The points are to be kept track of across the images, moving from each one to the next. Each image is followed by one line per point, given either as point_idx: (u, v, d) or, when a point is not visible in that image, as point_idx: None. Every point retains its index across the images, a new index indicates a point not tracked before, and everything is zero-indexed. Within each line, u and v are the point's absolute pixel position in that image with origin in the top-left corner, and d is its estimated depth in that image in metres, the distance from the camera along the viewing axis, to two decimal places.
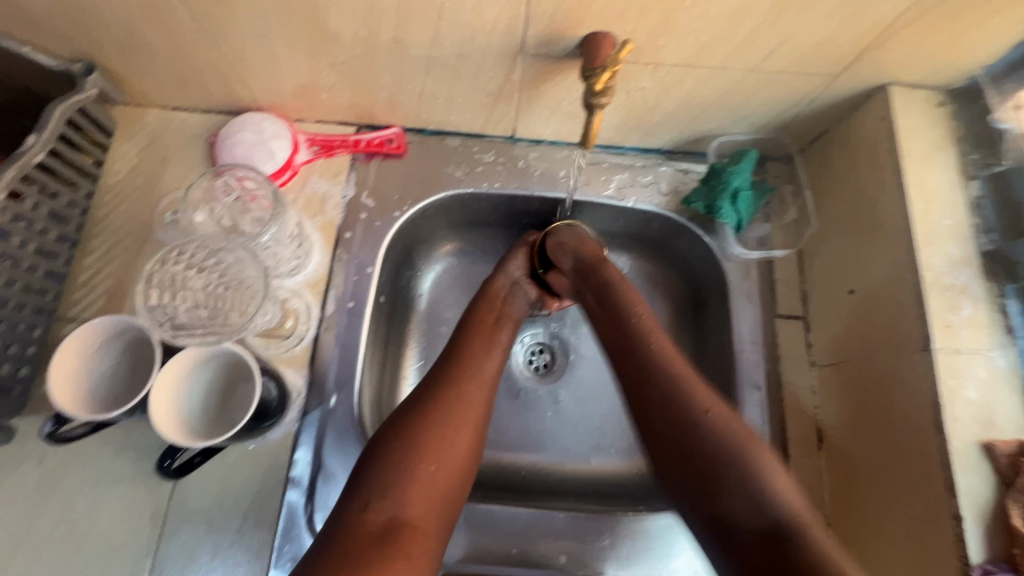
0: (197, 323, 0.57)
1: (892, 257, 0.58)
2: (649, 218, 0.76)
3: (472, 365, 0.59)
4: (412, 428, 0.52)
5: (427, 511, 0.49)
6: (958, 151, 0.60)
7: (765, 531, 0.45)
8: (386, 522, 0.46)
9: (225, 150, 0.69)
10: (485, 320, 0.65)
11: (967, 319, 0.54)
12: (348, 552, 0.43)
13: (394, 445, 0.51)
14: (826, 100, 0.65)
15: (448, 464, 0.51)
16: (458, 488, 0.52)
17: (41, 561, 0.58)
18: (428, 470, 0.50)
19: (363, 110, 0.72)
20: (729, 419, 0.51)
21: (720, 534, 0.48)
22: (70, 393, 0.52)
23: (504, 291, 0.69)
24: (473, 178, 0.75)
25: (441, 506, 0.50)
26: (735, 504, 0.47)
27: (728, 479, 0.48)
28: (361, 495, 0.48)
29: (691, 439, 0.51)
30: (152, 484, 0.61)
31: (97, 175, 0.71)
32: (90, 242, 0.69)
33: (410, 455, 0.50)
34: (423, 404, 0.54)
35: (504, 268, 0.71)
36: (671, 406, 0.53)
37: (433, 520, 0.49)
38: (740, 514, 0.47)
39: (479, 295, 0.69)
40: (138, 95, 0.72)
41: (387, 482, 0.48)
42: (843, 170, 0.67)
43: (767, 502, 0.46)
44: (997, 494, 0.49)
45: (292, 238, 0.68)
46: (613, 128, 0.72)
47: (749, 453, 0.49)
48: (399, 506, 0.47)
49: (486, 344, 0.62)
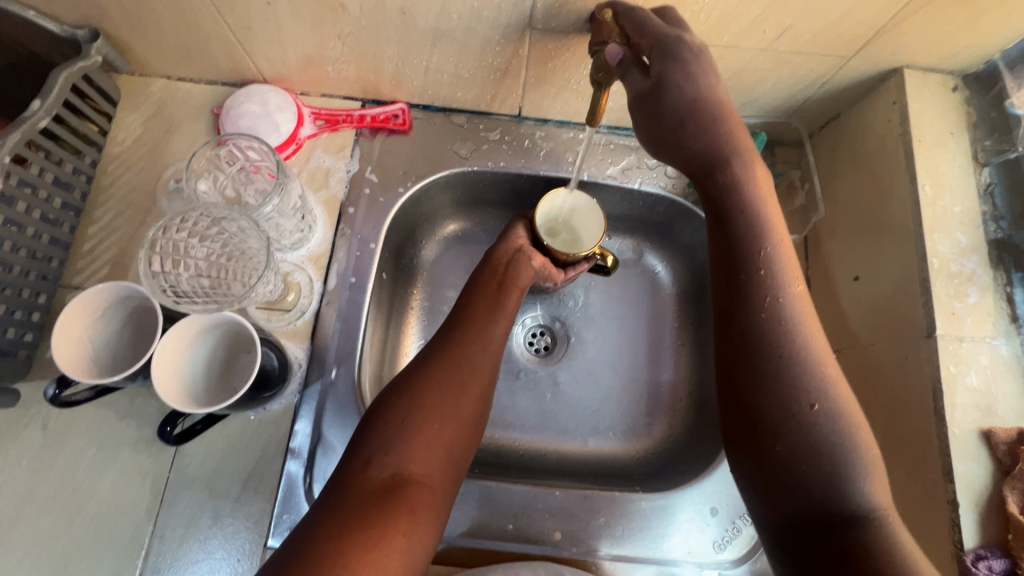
0: (199, 292, 0.58)
1: (900, 243, 0.58)
2: (654, 201, 0.77)
3: (476, 329, 0.59)
4: (416, 389, 0.52)
5: (432, 468, 0.49)
6: (971, 137, 0.59)
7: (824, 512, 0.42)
8: (389, 479, 0.46)
9: (229, 121, 0.68)
10: (488, 286, 0.64)
11: (973, 307, 0.53)
12: (352, 508, 0.44)
13: (397, 405, 0.51)
14: (839, 82, 0.64)
15: (455, 423, 0.52)
16: (466, 448, 0.52)
17: (44, 523, 0.59)
18: (433, 429, 0.50)
19: (369, 85, 0.71)
20: (843, 400, 0.45)
21: (776, 505, 0.44)
22: (83, 362, 0.53)
23: (506, 259, 0.67)
24: (477, 156, 0.75)
25: (447, 464, 0.50)
26: (798, 438, 0.44)
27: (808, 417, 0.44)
28: (363, 454, 0.48)
29: (783, 370, 0.46)
30: (154, 452, 0.62)
31: (101, 144, 0.71)
32: (94, 211, 0.69)
33: (413, 415, 0.50)
34: (428, 365, 0.55)
35: (507, 239, 0.69)
36: (790, 377, 0.45)
37: (439, 477, 0.49)
38: (805, 488, 0.43)
39: (482, 264, 0.67)
40: (144, 64, 0.71)
41: (390, 439, 0.49)
42: (852, 155, 0.66)
43: (850, 492, 0.42)
44: (994, 481, 0.49)
45: (296, 211, 0.67)
46: (621, 108, 0.71)
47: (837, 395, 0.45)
48: (404, 464, 0.48)
49: (491, 309, 0.62)
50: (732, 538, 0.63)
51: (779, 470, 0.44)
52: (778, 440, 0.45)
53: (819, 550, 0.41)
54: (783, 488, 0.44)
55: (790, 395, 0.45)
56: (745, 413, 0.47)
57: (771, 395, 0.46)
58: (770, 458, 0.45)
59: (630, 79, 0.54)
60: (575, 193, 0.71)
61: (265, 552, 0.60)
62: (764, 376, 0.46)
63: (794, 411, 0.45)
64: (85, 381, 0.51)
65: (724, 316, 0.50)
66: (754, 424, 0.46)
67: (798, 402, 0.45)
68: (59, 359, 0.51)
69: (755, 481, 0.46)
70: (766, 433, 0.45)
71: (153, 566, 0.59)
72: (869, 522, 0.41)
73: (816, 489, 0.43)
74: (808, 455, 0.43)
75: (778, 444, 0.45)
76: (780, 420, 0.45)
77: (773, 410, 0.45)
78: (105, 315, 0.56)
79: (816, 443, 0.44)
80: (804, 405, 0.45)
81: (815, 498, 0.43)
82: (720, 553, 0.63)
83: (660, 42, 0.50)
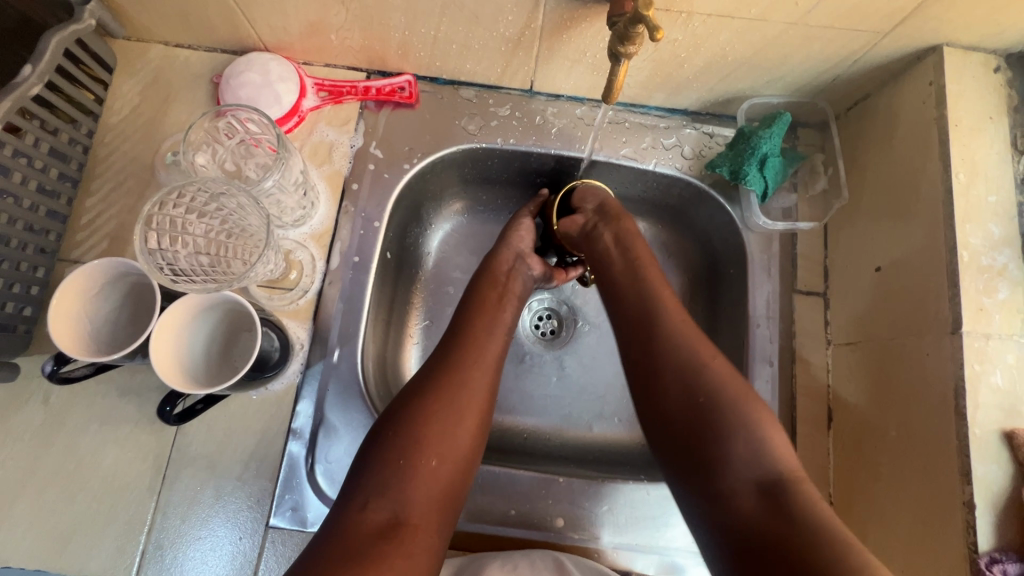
0: (198, 270, 0.56)
1: (927, 236, 0.55)
2: (669, 183, 0.73)
3: (475, 356, 0.58)
4: (411, 424, 0.51)
5: (428, 507, 0.49)
6: (1012, 122, 0.56)
7: (761, 481, 0.46)
8: (388, 521, 0.46)
9: (229, 91, 0.66)
10: (489, 297, 0.64)
11: (1002, 303, 0.50)
12: (349, 552, 0.44)
13: (393, 440, 0.50)
14: (872, 61, 0.60)
15: (451, 458, 0.51)
16: (460, 482, 0.52)
17: (47, 498, 0.59)
18: (430, 466, 0.50)
19: (374, 54, 0.68)
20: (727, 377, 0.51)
21: (725, 489, 0.47)
22: (84, 339, 0.53)
23: (506, 267, 0.67)
24: (486, 133, 0.72)
25: (443, 503, 0.50)
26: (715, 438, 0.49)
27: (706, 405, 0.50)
28: (359, 494, 0.48)
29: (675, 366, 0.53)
30: (155, 429, 0.61)
31: (98, 113, 0.68)
32: (92, 183, 0.67)
33: (410, 453, 0.50)
34: (424, 396, 0.53)
35: (508, 241, 0.69)
36: (692, 365, 0.52)
37: (433, 516, 0.48)
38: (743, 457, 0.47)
39: (481, 272, 0.67)
40: (140, 29, 0.68)
41: (387, 479, 0.48)
42: (880, 140, 0.63)
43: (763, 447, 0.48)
44: (1014, 483, 0.47)
45: (297, 186, 0.65)
46: (638, 84, 0.67)
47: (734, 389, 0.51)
48: (399, 506, 0.47)
49: (489, 326, 0.61)
50: None
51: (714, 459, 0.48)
52: (702, 424, 0.50)
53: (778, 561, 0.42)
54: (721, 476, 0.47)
55: (691, 384, 0.51)
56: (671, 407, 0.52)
57: (678, 390, 0.52)
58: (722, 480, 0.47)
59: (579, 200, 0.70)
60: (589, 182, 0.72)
61: (267, 531, 0.60)
62: (678, 367, 0.53)
63: (704, 395, 0.50)
64: (76, 355, 0.50)
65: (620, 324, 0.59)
66: (679, 411, 0.51)
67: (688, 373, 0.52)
68: (60, 341, 0.50)
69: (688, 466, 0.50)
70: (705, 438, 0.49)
71: (156, 542, 0.59)
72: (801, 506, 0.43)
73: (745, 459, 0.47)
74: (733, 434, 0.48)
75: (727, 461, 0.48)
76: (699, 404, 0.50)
77: (692, 393, 0.51)
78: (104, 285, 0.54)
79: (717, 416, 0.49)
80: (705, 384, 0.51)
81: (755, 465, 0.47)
82: None
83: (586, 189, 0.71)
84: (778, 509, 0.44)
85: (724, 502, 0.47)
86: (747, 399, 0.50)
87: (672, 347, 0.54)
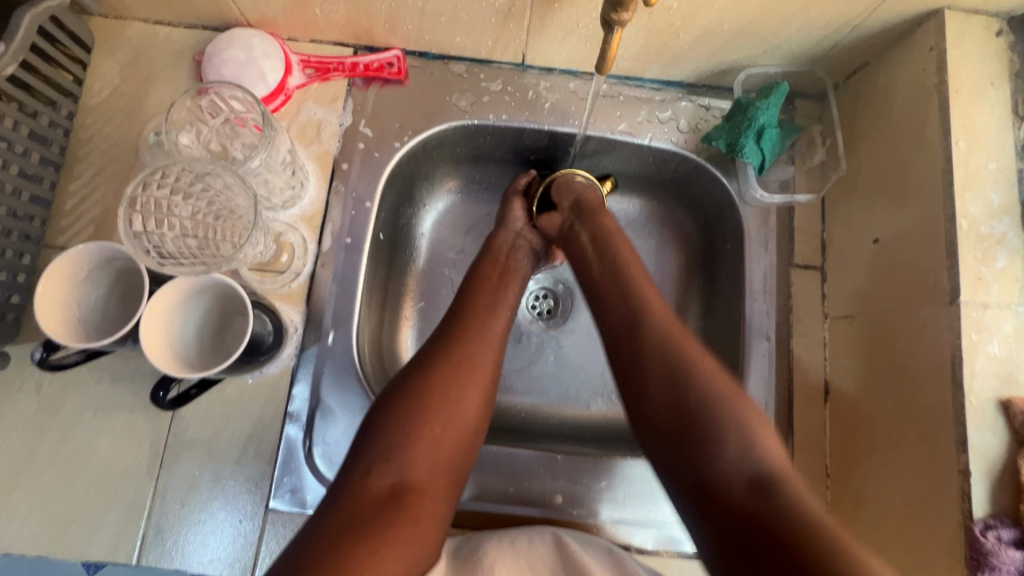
0: (186, 254, 0.55)
1: (926, 205, 0.54)
2: (665, 158, 0.72)
3: (478, 326, 0.58)
4: (416, 391, 0.52)
5: (433, 473, 0.49)
6: (1013, 87, 0.54)
7: (751, 479, 0.44)
8: (392, 485, 0.47)
9: (212, 69, 0.64)
10: (490, 276, 0.63)
11: (1000, 272, 0.50)
12: (355, 516, 0.44)
13: (398, 408, 0.51)
14: (872, 26, 0.58)
15: (456, 425, 0.51)
16: (466, 449, 0.52)
17: (44, 484, 0.59)
18: (435, 432, 0.50)
19: (360, 28, 0.66)
20: (720, 385, 0.49)
21: (705, 480, 0.46)
22: (70, 315, 0.52)
23: (508, 246, 0.66)
24: (478, 109, 0.70)
25: (447, 469, 0.50)
26: (722, 454, 0.46)
27: (682, 406, 0.49)
28: (363, 460, 0.48)
29: (647, 359, 0.52)
30: (151, 415, 0.61)
31: (78, 95, 0.66)
32: (75, 167, 0.66)
33: (414, 419, 0.50)
34: (429, 364, 0.54)
35: (507, 222, 0.68)
36: (677, 363, 0.50)
37: (438, 482, 0.49)
38: (727, 471, 0.45)
39: (483, 251, 0.66)
40: (117, 5, 0.66)
41: (391, 445, 0.49)
42: (879, 109, 0.62)
43: (740, 461, 0.45)
44: (1009, 451, 0.47)
45: (285, 165, 0.63)
46: (632, 56, 0.66)
47: (726, 409, 0.48)
48: (404, 471, 0.48)
49: (492, 301, 0.61)
50: None
51: (688, 455, 0.47)
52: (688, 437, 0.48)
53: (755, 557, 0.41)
54: (696, 462, 0.47)
55: (686, 388, 0.49)
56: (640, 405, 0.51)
57: (660, 386, 0.50)
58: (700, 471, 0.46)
59: (562, 196, 0.67)
60: (583, 176, 0.69)
61: (267, 514, 0.60)
62: (660, 369, 0.51)
63: (678, 398, 0.49)
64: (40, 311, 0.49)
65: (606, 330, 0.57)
66: (664, 429, 0.49)
67: (663, 370, 0.51)
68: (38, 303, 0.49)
69: (670, 462, 0.49)
70: (686, 446, 0.48)
71: (156, 526, 0.59)
72: (776, 481, 0.44)
73: (731, 471, 0.45)
74: (723, 454, 0.46)
75: (704, 464, 0.46)
76: (676, 406, 0.49)
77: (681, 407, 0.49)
78: (97, 265, 0.53)
79: (690, 409, 0.48)
80: (682, 381, 0.49)
81: (740, 472, 0.45)
82: None
83: (559, 181, 0.68)
84: (748, 512, 0.43)
85: (711, 501, 0.45)
86: (739, 404, 0.48)
87: (642, 330, 0.53)
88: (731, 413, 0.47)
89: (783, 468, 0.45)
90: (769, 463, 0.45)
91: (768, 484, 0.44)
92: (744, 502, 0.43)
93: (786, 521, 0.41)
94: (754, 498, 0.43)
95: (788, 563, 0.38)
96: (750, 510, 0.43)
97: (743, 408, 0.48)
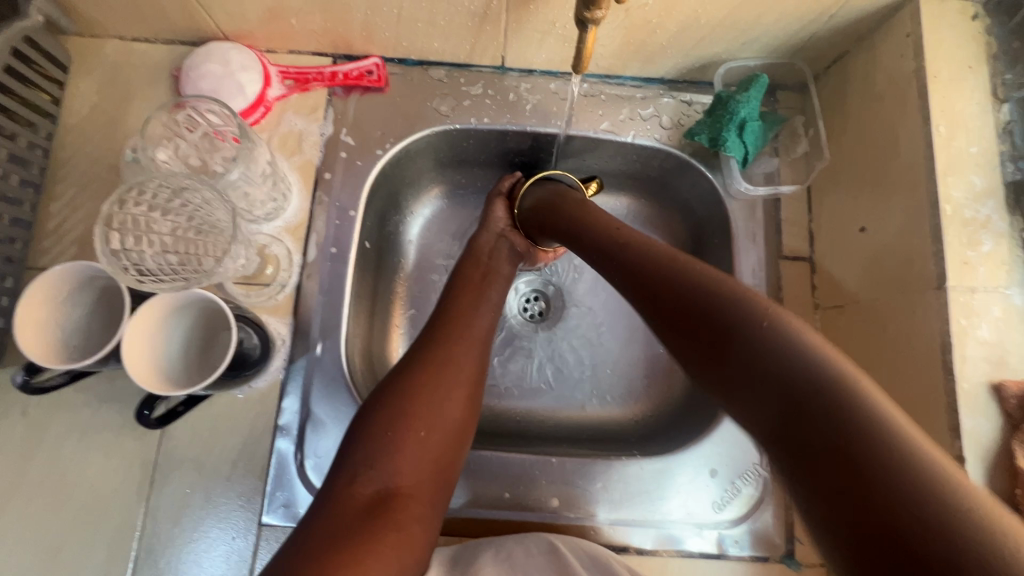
0: (166, 270, 0.54)
1: (910, 192, 0.54)
2: (650, 154, 0.71)
3: (462, 327, 0.58)
4: (400, 395, 0.51)
5: (420, 477, 0.49)
6: (991, 70, 0.54)
7: (793, 406, 0.34)
8: (377, 493, 0.46)
9: (189, 84, 0.63)
10: (472, 277, 0.63)
11: (986, 256, 0.50)
12: (339, 525, 0.43)
13: (381, 414, 0.50)
14: (848, 15, 0.58)
15: (441, 427, 0.51)
16: (453, 451, 0.52)
17: (34, 509, 0.58)
18: (419, 436, 0.50)
19: (338, 38, 0.66)
20: (742, 294, 0.41)
21: (759, 415, 0.36)
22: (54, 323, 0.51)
23: (489, 248, 0.66)
24: (459, 113, 0.70)
25: (435, 471, 0.50)
26: (758, 370, 0.37)
27: (707, 316, 0.41)
28: (348, 468, 0.48)
29: (668, 288, 0.45)
30: (139, 435, 0.60)
31: (56, 115, 0.66)
32: (55, 188, 0.65)
33: (398, 424, 0.49)
34: (411, 368, 0.53)
35: (487, 224, 0.68)
36: (682, 285, 0.44)
37: (427, 487, 0.49)
38: (773, 395, 0.35)
39: (465, 254, 0.66)
40: (93, 24, 0.66)
41: (375, 452, 0.48)
42: (859, 97, 0.62)
43: (796, 361, 0.35)
44: (1004, 436, 0.47)
45: (265, 178, 0.63)
46: (611, 54, 0.66)
47: (766, 316, 0.38)
48: (389, 477, 0.47)
49: (475, 301, 0.61)
50: (732, 498, 0.63)
51: (740, 373, 0.38)
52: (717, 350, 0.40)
53: (810, 451, 0.32)
54: (755, 398, 0.37)
55: (703, 304, 0.42)
56: (676, 328, 0.44)
57: (688, 312, 0.43)
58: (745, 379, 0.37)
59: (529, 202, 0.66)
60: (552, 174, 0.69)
61: (260, 530, 0.59)
62: (668, 292, 0.45)
63: (714, 312, 0.41)
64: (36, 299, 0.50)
65: (633, 279, 0.50)
66: (704, 354, 0.41)
67: (697, 302, 0.42)
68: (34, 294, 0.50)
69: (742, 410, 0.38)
70: (716, 335, 0.40)
71: (147, 547, 0.58)
72: (827, 389, 0.33)
73: (779, 382, 0.35)
74: (768, 372, 0.36)
75: (745, 359, 0.38)
76: (701, 321, 0.42)
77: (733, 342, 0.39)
78: (76, 285, 0.53)
79: (719, 315, 0.41)
80: (705, 299, 0.42)
81: (790, 398, 0.34)
82: (720, 513, 0.62)
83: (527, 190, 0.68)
84: (814, 434, 0.32)
85: (773, 429, 0.35)
86: (765, 304, 0.39)
87: (655, 273, 0.47)
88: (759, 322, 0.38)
89: (840, 363, 0.34)
90: (819, 363, 0.34)
91: (822, 397, 0.32)
92: (801, 400, 0.33)
93: (832, 420, 0.31)
94: (804, 431, 0.32)
95: (860, 507, 0.28)
96: (803, 425, 0.33)
97: (769, 305, 0.39)
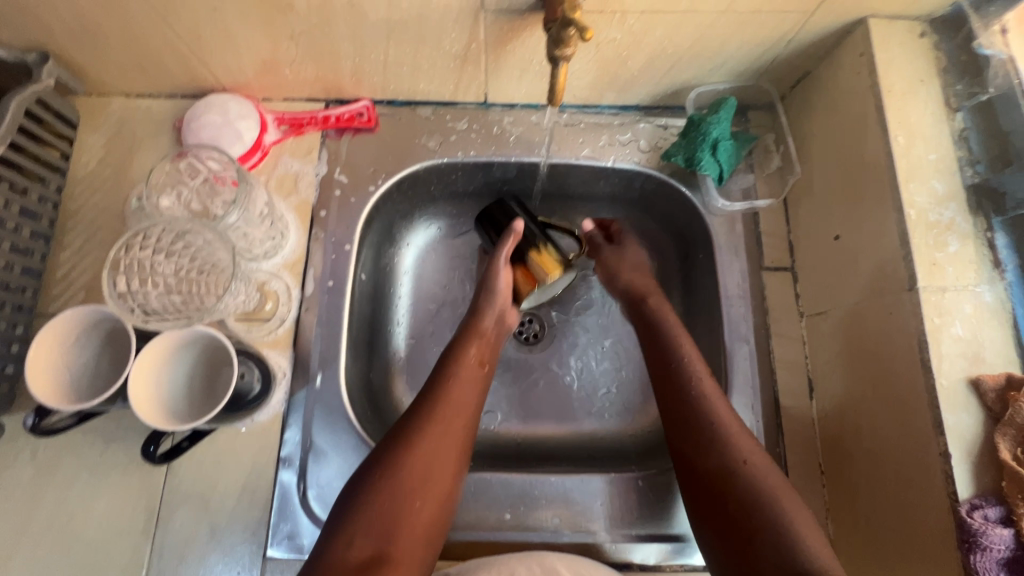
0: (169, 309, 0.57)
1: (877, 200, 0.57)
2: (630, 177, 0.75)
3: (453, 395, 0.59)
4: (395, 465, 0.53)
5: (410, 546, 0.50)
6: (941, 83, 0.58)
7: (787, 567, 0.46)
8: (368, 563, 0.48)
9: (190, 134, 0.67)
10: (470, 358, 0.62)
11: (953, 256, 0.52)
12: None
13: (377, 485, 0.51)
14: (805, 39, 0.62)
15: (433, 498, 0.53)
16: (442, 520, 0.54)
17: (43, 553, 0.59)
18: (413, 508, 0.52)
19: (329, 83, 0.70)
20: (761, 455, 0.53)
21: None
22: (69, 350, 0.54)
23: (494, 326, 0.66)
24: (447, 148, 0.73)
25: (425, 539, 0.52)
26: (758, 530, 0.49)
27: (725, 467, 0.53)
28: (340, 536, 0.49)
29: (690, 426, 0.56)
30: (145, 472, 0.61)
31: (65, 169, 0.70)
32: (65, 237, 0.68)
33: (393, 494, 0.51)
34: (405, 438, 0.55)
35: (491, 301, 0.67)
36: (707, 429, 0.55)
37: (414, 553, 0.50)
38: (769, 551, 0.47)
39: (465, 332, 0.65)
40: (100, 83, 0.70)
41: (368, 524, 0.50)
42: (823, 113, 0.65)
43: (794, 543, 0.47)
44: (986, 430, 0.48)
45: (263, 218, 0.66)
46: (586, 86, 0.69)
47: (773, 497, 0.50)
48: (380, 547, 0.49)
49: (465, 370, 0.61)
50: None
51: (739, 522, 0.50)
52: (730, 505, 0.51)
53: None
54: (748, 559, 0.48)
55: (727, 456, 0.53)
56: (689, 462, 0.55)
57: (704, 454, 0.54)
58: (741, 537, 0.49)
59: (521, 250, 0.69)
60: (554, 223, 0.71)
61: (265, 563, 0.60)
62: (690, 430, 0.56)
63: (727, 463, 0.53)
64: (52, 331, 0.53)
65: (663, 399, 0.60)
66: (709, 492, 0.53)
67: (722, 456, 0.53)
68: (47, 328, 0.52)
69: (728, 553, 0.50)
70: (720, 487, 0.52)
71: None
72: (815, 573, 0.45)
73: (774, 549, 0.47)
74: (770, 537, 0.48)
75: (746, 515, 0.50)
76: (716, 470, 0.53)
77: (753, 539, 0.49)
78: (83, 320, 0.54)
79: (735, 473, 0.52)
80: (720, 446, 0.54)
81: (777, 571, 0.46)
82: None
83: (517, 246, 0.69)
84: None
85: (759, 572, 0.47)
86: (772, 480, 0.51)
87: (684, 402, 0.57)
88: (769, 496, 0.50)
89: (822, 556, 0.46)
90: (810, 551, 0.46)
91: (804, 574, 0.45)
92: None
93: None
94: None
95: None
96: None
97: (772, 477, 0.52)
